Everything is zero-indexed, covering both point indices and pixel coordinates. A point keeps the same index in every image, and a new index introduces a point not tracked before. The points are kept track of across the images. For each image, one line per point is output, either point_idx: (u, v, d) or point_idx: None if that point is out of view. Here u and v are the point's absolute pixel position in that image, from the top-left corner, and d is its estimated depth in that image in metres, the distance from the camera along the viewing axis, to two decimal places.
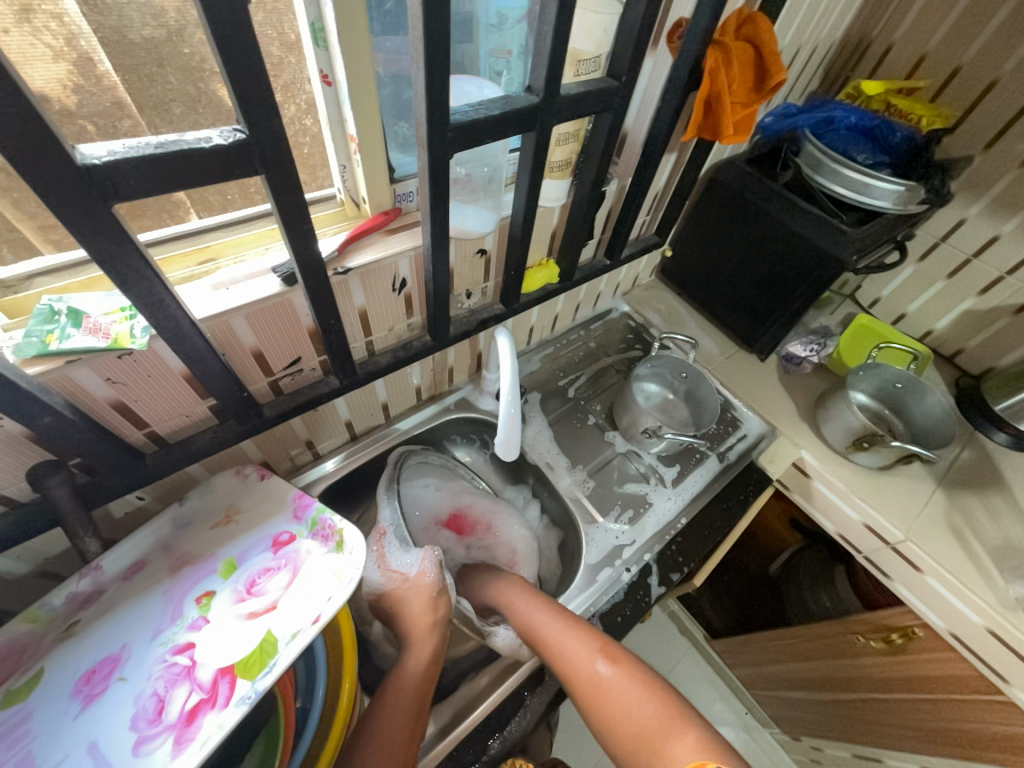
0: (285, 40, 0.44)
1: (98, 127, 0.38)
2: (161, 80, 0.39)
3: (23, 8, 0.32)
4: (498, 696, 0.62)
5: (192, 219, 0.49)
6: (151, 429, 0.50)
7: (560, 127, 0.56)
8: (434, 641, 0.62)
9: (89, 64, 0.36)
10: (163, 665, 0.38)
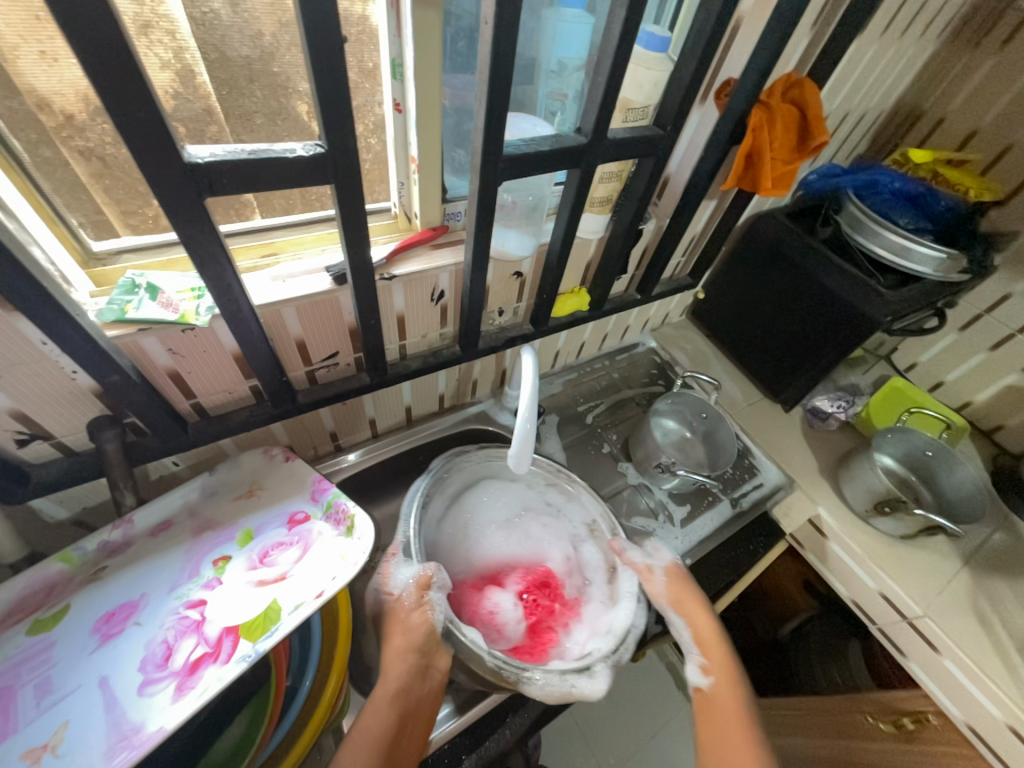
0: (364, 68, 0.50)
1: (187, 130, 0.44)
2: (249, 93, 0.45)
3: (144, 25, 0.38)
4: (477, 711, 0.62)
5: (256, 218, 0.54)
6: (196, 400, 0.55)
7: (604, 166, 0.59)
8: (401, 667, 0.59)
9: (189, 75, 0.42)
10: (175, 616, 0.41)
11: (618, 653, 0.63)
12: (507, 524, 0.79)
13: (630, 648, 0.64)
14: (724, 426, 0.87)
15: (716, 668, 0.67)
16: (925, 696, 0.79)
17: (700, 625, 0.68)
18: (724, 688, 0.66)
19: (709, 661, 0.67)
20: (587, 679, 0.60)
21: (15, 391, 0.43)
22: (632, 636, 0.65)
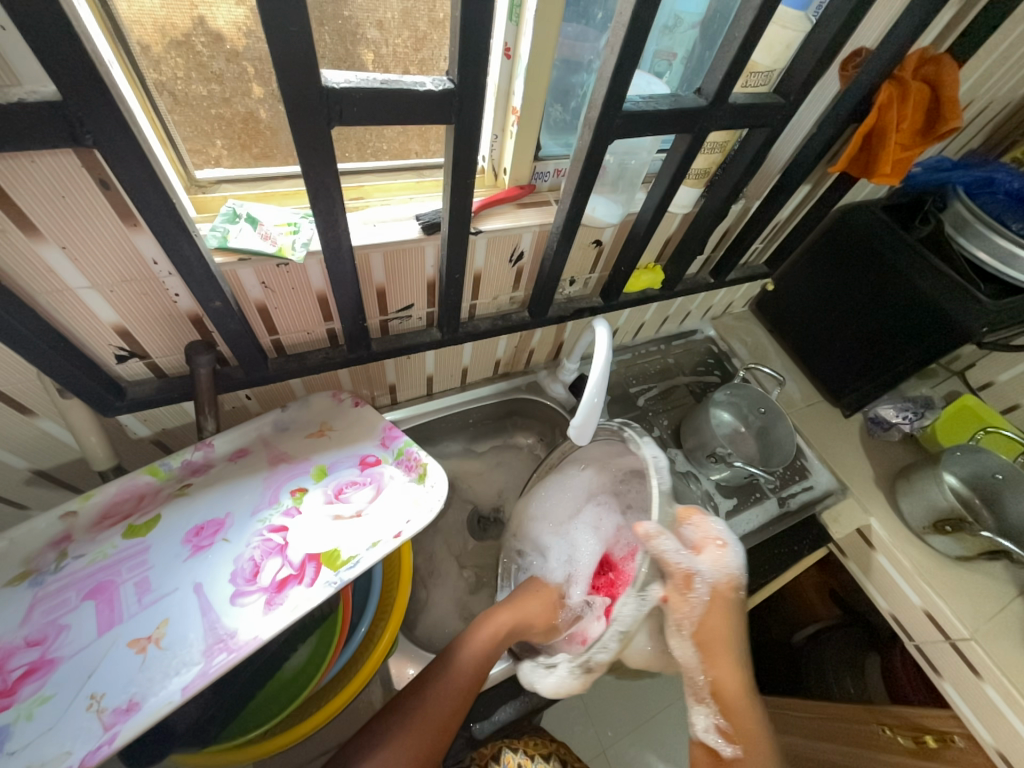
0: (434, 18, 0.48)
1: (257, 70, 0.45)
2: (318, 39, 0.45)
3: None
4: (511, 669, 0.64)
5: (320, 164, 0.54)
6: (277, 337, 0.56)
7: (711, 135, 0.56)
8: (507, 619, 0.60)
9: None
10: (260, 537, 0.43)
11: (587, 656, 0.54)
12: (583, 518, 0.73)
13: (608, 647, 0.52)
14: (782, 424, 0.84)
15: (737, 739, 0.58)
16: (954, 717, 0.76)
17: (722, 674, 0.59)
18: (740, 759, 0.57)
19: (731, 728, 0.59)
20: (545, 671, 0.59)
21: (123, 307, 0.45)
22: (608, 635, 0.52)
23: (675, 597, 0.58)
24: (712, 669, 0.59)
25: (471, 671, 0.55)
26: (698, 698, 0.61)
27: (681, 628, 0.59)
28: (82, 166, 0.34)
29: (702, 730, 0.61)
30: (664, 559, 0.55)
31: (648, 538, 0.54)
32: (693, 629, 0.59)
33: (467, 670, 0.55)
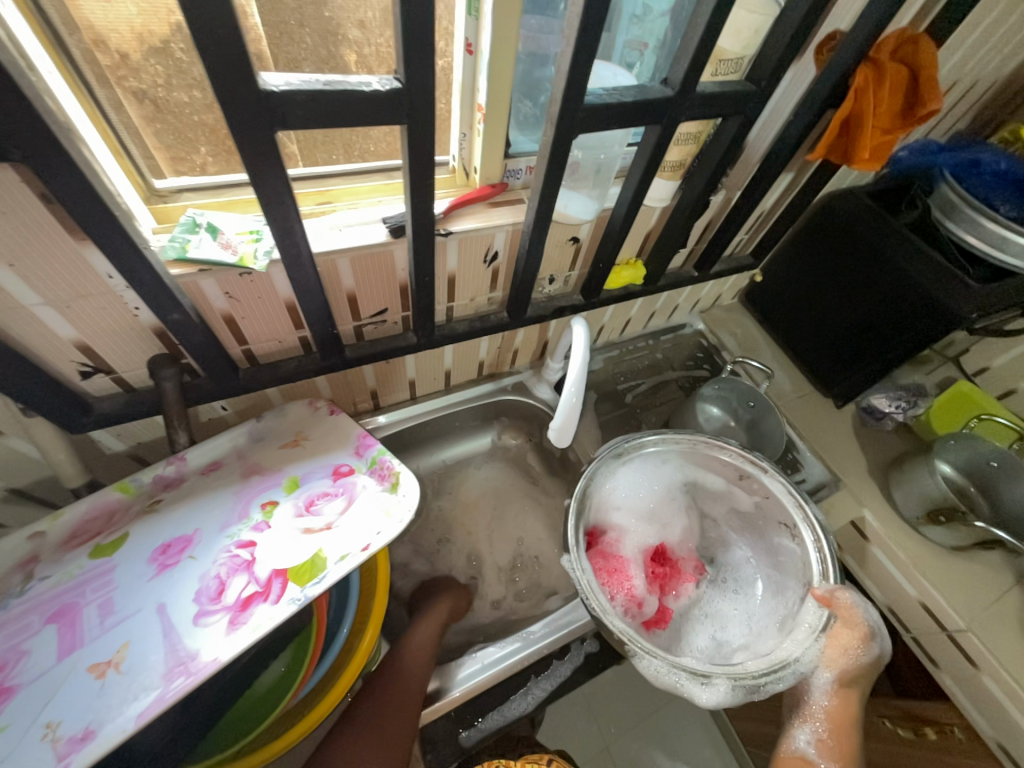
0: None
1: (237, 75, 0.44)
2: (298, 39, 0.44)
3: None
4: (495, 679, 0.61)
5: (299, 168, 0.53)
6: (248, 347, 0.55)
7: (683, 126, 0.55)
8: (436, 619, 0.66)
9: (243, 16, 0.40)
10: (227, 554, 0.42)
11: (752, 685, 0.54)
12: (656, 508, 0.73)
13: (785, 680, 0.55)
14: (772, 416, 0.83)
15: (837, 755, 0.57)
16: (954, 710, 0.75)
17: (844, 706, 0.59)
18: None
19: (833, 749, 0.58)
20: (702, 686, 0.53)
21: (82, 323, 0.44)
22: (781, 674, 0.55)
23: (840, 643, 0.58)
24: (835, 690, 0.59)
25: (416, 652, 0.59)
26: (808, 716, 0.60)
27: (827, 661, 0.58)
28: (22, 181, 0.33)
29: (798, 739, 0.60)
30: (845, 615, 0.57)
31: (838, 600, 0.57)
32: (840, 666, 0.58)
33: (419, 653, 0.59)
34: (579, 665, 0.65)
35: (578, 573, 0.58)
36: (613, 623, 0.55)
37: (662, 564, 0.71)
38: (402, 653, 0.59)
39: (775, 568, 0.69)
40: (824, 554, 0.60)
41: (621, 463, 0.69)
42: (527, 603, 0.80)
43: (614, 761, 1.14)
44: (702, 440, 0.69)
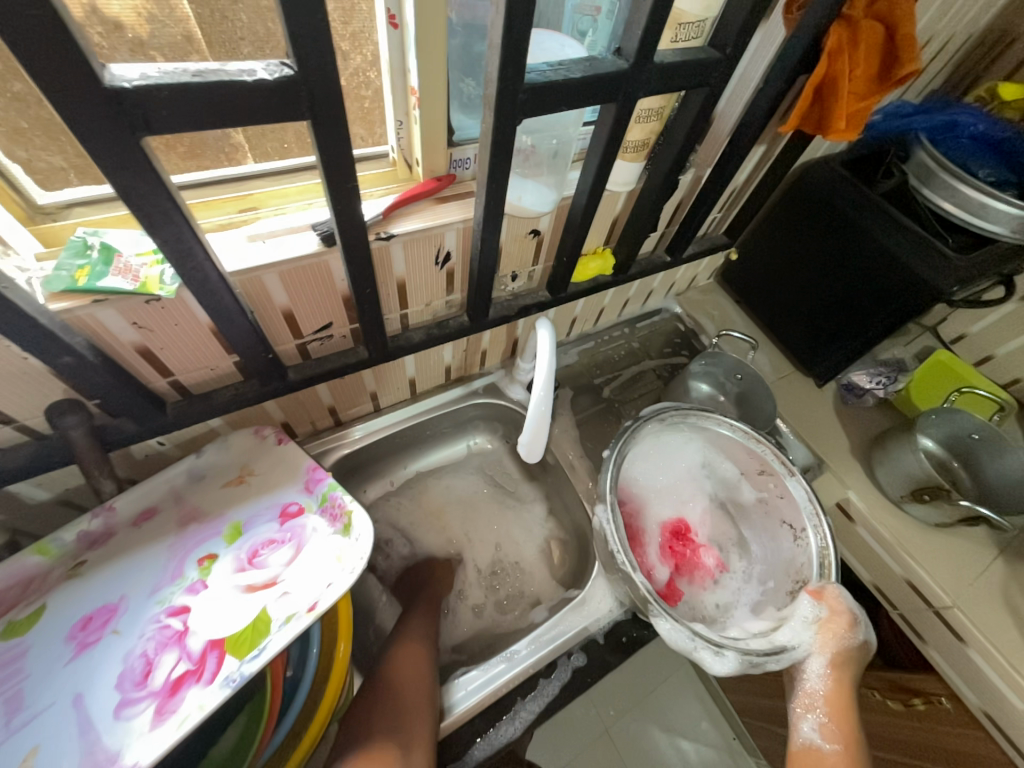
0: None
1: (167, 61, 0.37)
2: (232, 16, 0.36)
3: None
4: (479, 707, 0.59)
5: (249, 163, 0.47)
6: (175, 379, 0.49)
7: (643, 102, 0.49)
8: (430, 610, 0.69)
9: None
10: (156, 625, 0.38)
11: (751, 661, 0.52)
12: (677, 482, 0.71)
13: (780, 663, 0.53)
14: (762, 387, 0.80)
15: (843, 740, 0.50)
16: (938, 679, 0.75)
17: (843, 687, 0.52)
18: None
19: (837, 734, 0.50)
20: (713, 655, 0.51)
21: None
22: (774, 657, 0.52)
23: (831, 625, 0.53)
24: (829, 670, 0.53)
25: (404, 662, 0.56)
26: (807, 703, 0.53)
27: (817, 645, 0.53)
28: None
29: (801, 731, 0.52)
30: (834, 602, 0.53)
31: (829, 595, 0.54)
32: (833, 648, 0.53)
33: (405, 663, 0.56)
34: (565, 683, 0.63)
35: (612, 526, 0.57)
36: (640, 580, 0.53)
37: (680, 542, 0.67)
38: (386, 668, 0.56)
39: (761, 562, 0.66)
40: (827, 550, 0.57)
41: (663, 428, 0.67)
42: (512, 612, 0.77)
43: (615, 742, 1.14)
44: (744, 431, 0.65)
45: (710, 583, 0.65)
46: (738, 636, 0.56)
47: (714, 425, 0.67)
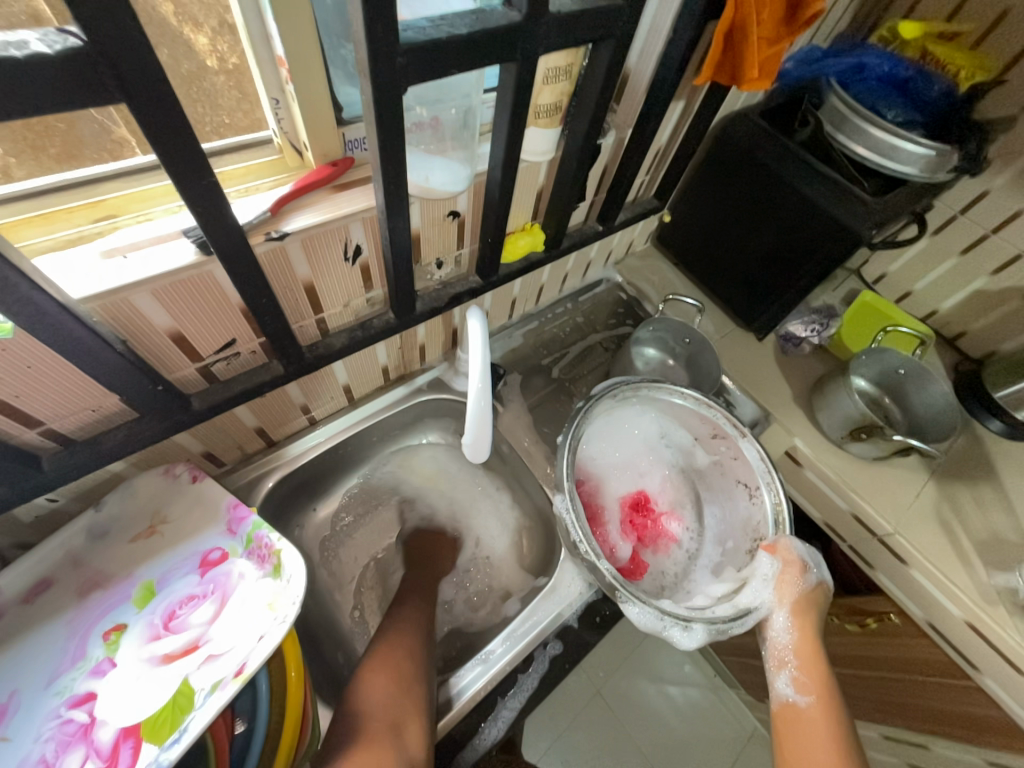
0: None
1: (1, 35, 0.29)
2: None
3: None
4: (461, 713, 0.58)
5: (139, 155, 0.39)
6: (48, 427, 0.42)
7: (548, 59, 0.45)
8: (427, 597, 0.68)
9: None
10: (56, 722, 0.33)
11: (726, 628, 0.52)
12: (633, 456, 0.70)
13: (747, 625, 0.53)
14: (708, 351, 0.79)
15: (816, 690, 0.50)
16: (887, 599, 0.80)
17: (808, 636, 0.53)
18: (818, 714, 0.49)
19: (808, 683, 0.51)
20: (681, 631, 0.51)
21: None
22: (739, 619, 0.53)
23: (786, 577, 0.54)
24: (793, 623, 0.54)
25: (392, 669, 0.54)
26: (779, 660, 0.53)
27: (777, 599, 0.54)
28: None
29: (777, 689, 0.52)
30: (785, 554, 0.55)
31: (781, 547, 0.55)
32: (792, 599, 0.54)
33: (394, 669, 0.54)
34: (545, 673, 0.61)
35: (572, 514, 0.55)
36: (605, 567, 0.52)
37: (640, 514, 0.68)
38: (372, 677, 0.53)
39: (723, 524, 0.66)
40: (780, 506, 0.58)
41: (615, 404, 0.65)
42: (484, 607, 0.76)
43: (607, 702, 1.18)
44: (696, 398, 0.64)
45: (673, 550, 0.66)
46: (703, 604, 0.56)
47: (668, 395, 0.65)
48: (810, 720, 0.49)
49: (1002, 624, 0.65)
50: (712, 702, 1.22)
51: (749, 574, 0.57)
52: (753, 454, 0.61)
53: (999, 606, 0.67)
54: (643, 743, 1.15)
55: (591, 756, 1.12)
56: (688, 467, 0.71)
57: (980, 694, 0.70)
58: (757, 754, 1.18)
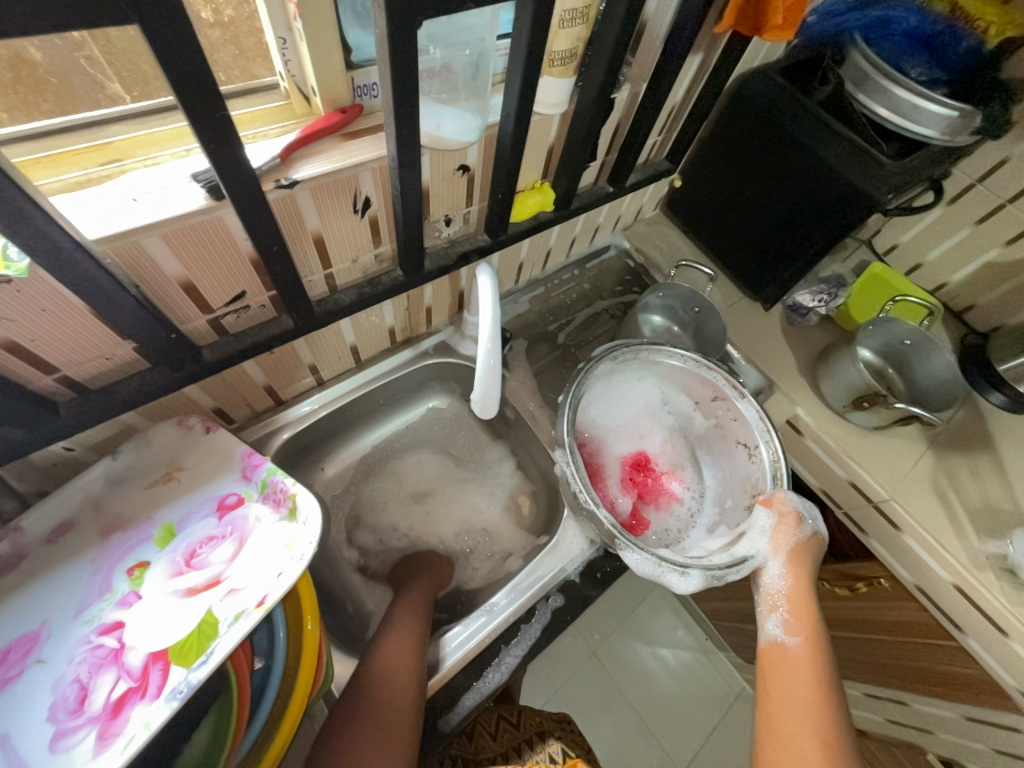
0: None
1: None
2: None
3: None
4: (464, 660, 0.60)
5: (129, 102, 0.38)
6: (63, 374, 0.42)
7: (565, 0, 0.43)
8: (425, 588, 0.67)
9: None
10: (87, 647, 0.35)
11: (721, 573, 0.53)
12: (633, 418, 0.71)
13: (743, 573, 0.55)
14: (716, 319, 0.79)
15: (804, 632, 0.52)
16: (878, 564, 0.82)
17: (800, 584, 0.55)
18: (805, 654, 0.51)
19: (797, 626, 0.53)
20: (678, 576, 0.52)
21: None
22: (737, 567, 0.55)
23: (782, 527, 0.56)
24: (787, 570, 0.55)
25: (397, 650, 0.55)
26: (770, 604, 0.55)
27: (772, 547, 0.56)
28: None
29: (766, 630, 0.54)
30: (781, 504, 0.56)
31: (777, 499, 0.57)
32: (787, 548, 0.55)
33: (402, 653, 0.55)
34: (547, 623, 0.65)
35: (573, 467, 0.56)
36: (604, 515, 0.54)
37: (641, 473, 0.69)
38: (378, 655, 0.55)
39: (721, 482, 0.67)
40: (779, 463, 0.59)
41: (616, 366, 0.65)
42: (485, 567, 0.78)
43: (602, 662, 1.23)
44: (696, 360, 0.64)
45: (674, 507, 0.68)
46: (701, 555, 0.58)
47: (667, 358, 0.66)
48: (796, 659, 0.51)
49: (989, 587, 0.67)
50: (703, 663, 1.27)
51: (745, 528, 0.58)
52: (753, 415, 0.61)
53: (988, 570, 0.69)
54: (636, 701, 1.20)
55: (585, 710, 1.18)
56: (689, 429, 0.72)
57: (963, 653, 0.73)
58: (744, 711, 1.23)
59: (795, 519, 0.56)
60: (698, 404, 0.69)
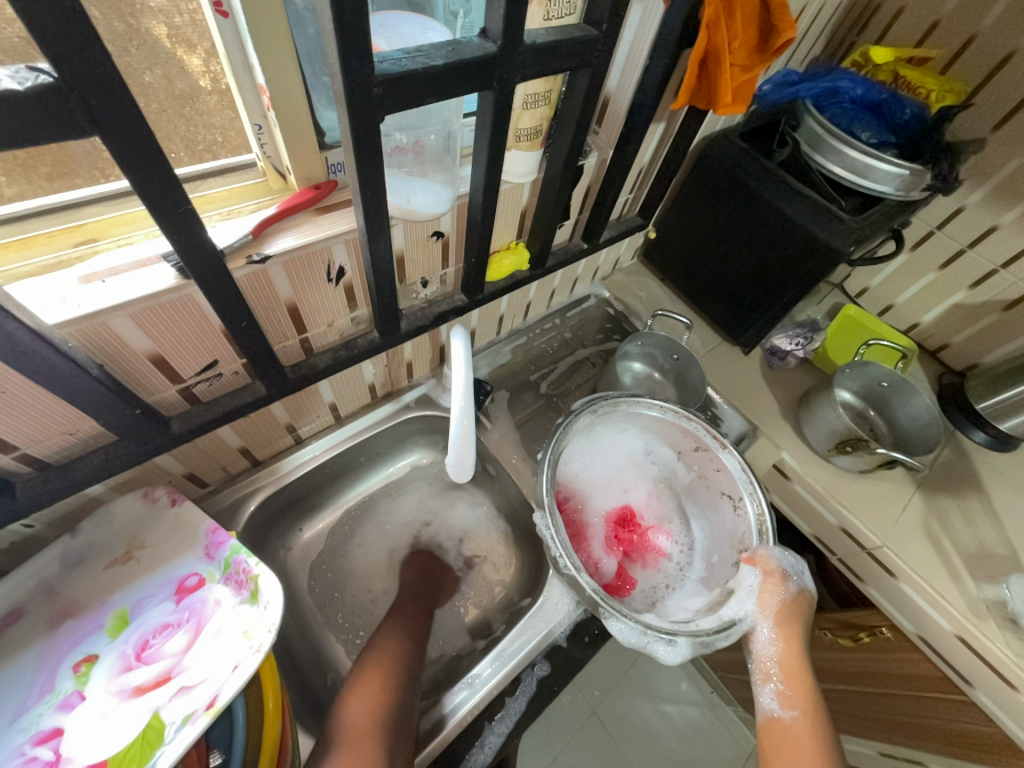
0: None
1: None
2: None
3: None
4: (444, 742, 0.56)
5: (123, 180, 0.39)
6: (22, 452, 0.41)
7: (526, 86, 0.46)
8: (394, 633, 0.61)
9: None
10: (19, 760, 0.33)
11: (711, 641, 0.51)
12: (615, 471, 0.71)
13: (731, 638, 0.52)
14: (696, 367, 0.79)
15: (801, 704, 0.50)
16: (878, 612, 0.80)
17: (793, 651, 0.52)
18: (803, 732, 0.48)
19: (793, 699, 0.50)
20: (665, 646, 0.50)
21: None
22: (726, 631, 0.52)
23: (768, 588, 0.54)
24: (777, 634, 0.53)
25: (375, 684, 0.53)
26: (764, 674, 0.53)
27: (760, 609, 0.54)
28: None
29: (762, 703, 0.52)
30: (764, 562, 0.55)
31: (761, 557, 0.55)
32: (775, 609, 0.54)
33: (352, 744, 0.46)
34: (533, 694, 0.61)
35: (552, 531, 0.55)
36: (585, 580, 0.52)
37: (626, 529, 0.68)
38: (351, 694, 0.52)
39: (709, 535, 0.65)
40: (764, 516, 0.57)
41: (595, 419, 0.65)
42: (472, 625, 0.75)
43: (603, 723, 1.16)
44: (675, 410, 0.64)
45: (661, 564, 0.66)
46: (687, 618, 0.56)
47: (646, 409, 0.65)
48: (795, 737, 0.48)
49: (992, 638, 0.65)
50: (710, 721, 1.20)
51: (732, 587, 0.57)
52: (734, 464, 0.61)
53: (989, 619, 0.67)
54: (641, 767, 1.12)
55: None
56: (673, 481, 0.70)
57: (975, 709, 0.69)
58: None
59: (779, 579, 0.54)
60: (681, 456, 0.68)
